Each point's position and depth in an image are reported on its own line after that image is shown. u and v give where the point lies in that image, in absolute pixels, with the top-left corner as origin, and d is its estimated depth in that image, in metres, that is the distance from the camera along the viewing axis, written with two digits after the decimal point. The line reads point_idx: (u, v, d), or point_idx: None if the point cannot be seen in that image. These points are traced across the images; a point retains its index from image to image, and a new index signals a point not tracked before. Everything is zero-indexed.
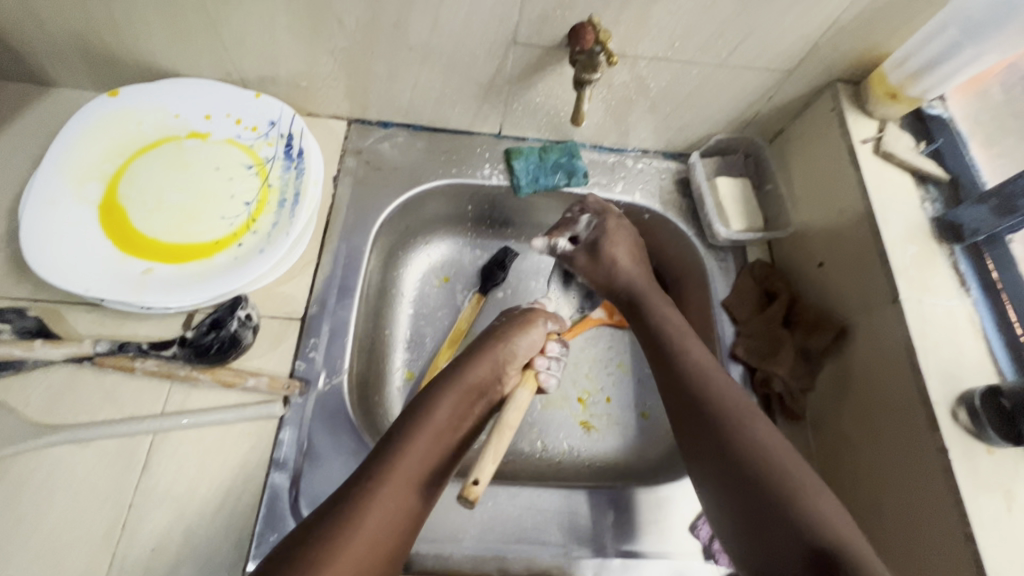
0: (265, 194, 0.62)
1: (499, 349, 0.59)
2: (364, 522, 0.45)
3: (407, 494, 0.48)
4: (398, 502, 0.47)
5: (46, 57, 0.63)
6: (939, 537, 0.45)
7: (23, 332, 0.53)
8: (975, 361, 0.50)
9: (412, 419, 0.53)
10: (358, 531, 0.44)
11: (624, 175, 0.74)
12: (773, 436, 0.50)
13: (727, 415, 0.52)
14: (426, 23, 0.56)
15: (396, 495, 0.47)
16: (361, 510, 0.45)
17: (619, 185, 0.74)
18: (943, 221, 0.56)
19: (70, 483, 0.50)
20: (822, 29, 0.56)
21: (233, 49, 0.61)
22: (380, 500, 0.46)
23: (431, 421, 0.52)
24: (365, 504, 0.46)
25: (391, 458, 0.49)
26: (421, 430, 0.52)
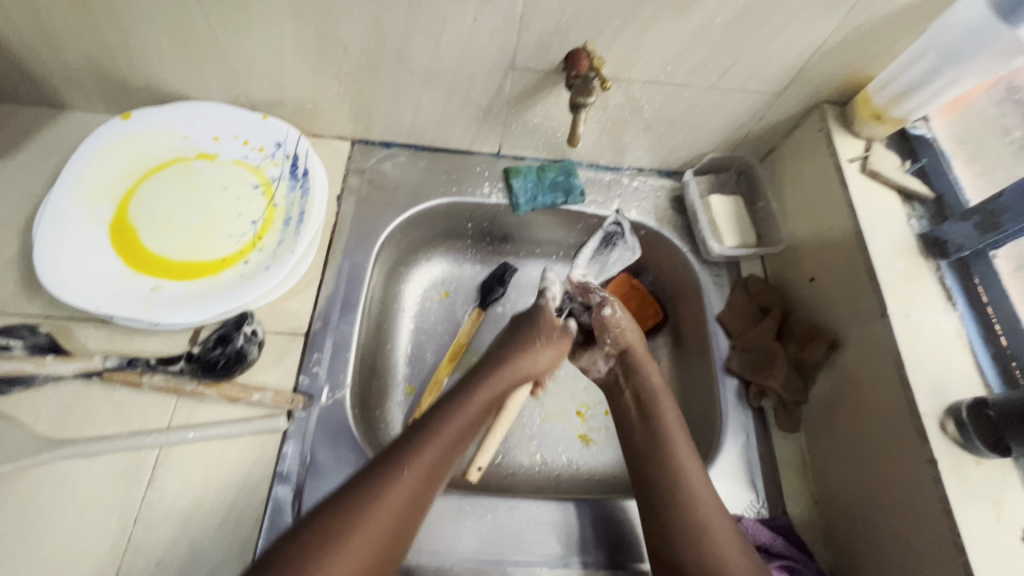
0: (271, 213, 0.64)
1: (527, 342, 0.61)
2: (391, 488, 0.46)
3: (436, 471, 0.49)
4: (424, 471, 0.48)
5: (62, 81, 0.65)
6: (931, 548, 0.46)
7: (35, 348, 0.54)
8: (962, 374, 0.51)
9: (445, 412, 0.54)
10: (371, 512, 0.44)
11: (619, 193, 0.76)
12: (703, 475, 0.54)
13: (671, 447, 0.55)
14: (428, 50, 0.59)
15: (426, 468, 0.48)
16: (389, 478, 0.46)
17: (615, 202, 0.76)
18: (929, 238, 0.58)
19: (78, 496, 0.51)
20: (808, 53, 0.58)
21: (242, 73, 0.63)
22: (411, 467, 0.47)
23: (462, 411, 0.54)
24: (393, 471, 0.47)
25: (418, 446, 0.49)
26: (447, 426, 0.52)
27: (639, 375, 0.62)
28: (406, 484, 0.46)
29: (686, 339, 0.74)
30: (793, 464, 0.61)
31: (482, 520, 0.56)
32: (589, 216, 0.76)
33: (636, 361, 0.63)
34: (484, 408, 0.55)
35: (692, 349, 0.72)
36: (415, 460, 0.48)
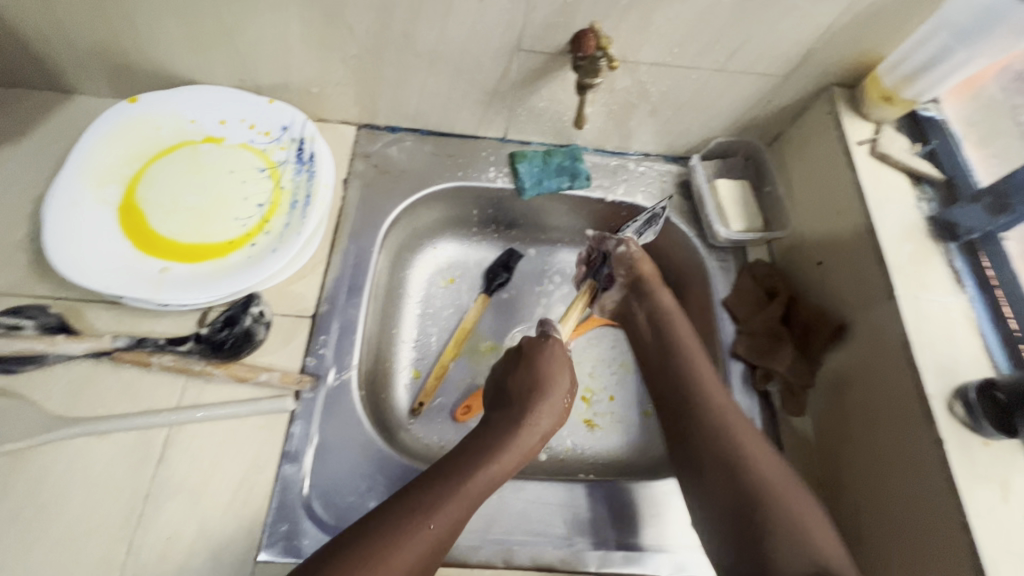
0: (277, 196, 0.64)
1: (548, 382, 0.60)
2: (412, 539, 0.46)
3: (453, 529, 0.48)
4: (444, 530, 0.47)
5: (68, 65, 0.65)
6: (936, 530, 0.46)
7: (45, 327, 0.55)
8: (971, 356, 0.51)
9: (469, 456, 0.53)
10: (412, 535, 0.46)
11: (625, 178, 0.76)
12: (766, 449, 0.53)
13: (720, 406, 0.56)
14: (434, 32, 0.59)
15: (443, 527, 0.48)
16: (411, 536, 0.46)
17: (620, 188, 0.75)
18: (938, 221, 0.57)
19: (90, 473, 0.51)
20: (817, 34, 0.57)
21: (247, 56, 0.63)
22: (429, 527, 0.47)
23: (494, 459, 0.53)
24: (410, 528, 0.46)
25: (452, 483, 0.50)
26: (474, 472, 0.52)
27: (648, 300, 0.66)
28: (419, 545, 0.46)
29: (692, 324, 0.74)
30: (799, 448, 0.61)
31: (487, 500, 0.56)
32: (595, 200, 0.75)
33: (648, 287, 0.67)
34: (505, 466, 0.54)
35: (699, 334, 0.72)
36: (428, 520, 0.47)
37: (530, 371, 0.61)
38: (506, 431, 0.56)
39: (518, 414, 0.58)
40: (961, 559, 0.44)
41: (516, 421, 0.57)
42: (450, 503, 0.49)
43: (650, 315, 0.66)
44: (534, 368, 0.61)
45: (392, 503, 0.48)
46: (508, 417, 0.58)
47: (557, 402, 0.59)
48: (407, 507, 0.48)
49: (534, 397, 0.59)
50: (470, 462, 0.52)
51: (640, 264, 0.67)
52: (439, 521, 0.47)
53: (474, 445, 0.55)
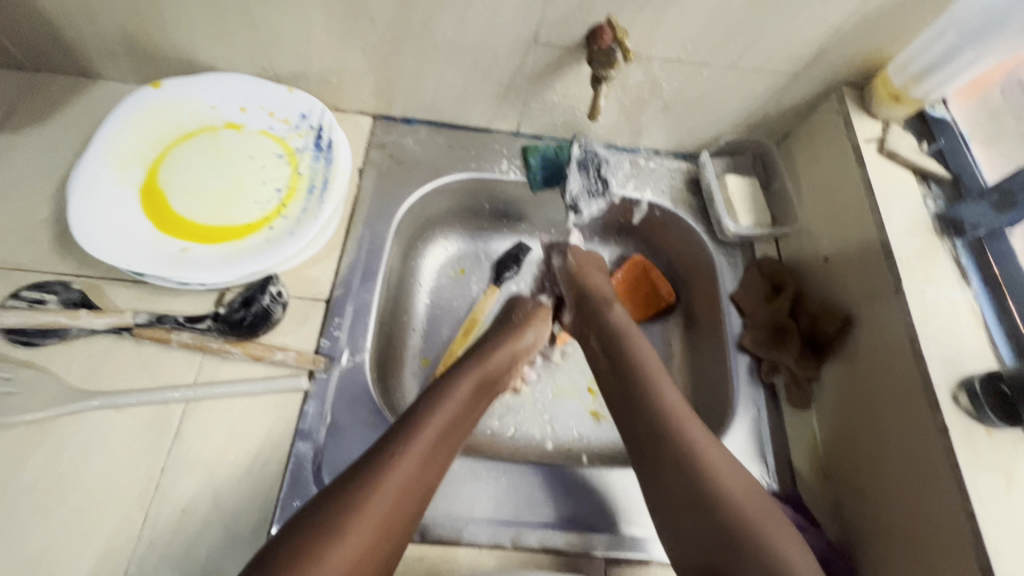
0: (295, 181, 0.66)
1: (515, 344, 0.66)
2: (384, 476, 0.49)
3: (421, 472, 0.51)
4: (414, 463, 0.51)
5: (96, 51, 0.67)
6: (934, 508, 0.47)
7: (68, 303, 0.56)
8: (975, 348, 0.51)
9: (438, 388, 0.59)
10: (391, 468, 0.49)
11: (613, 173, 0.76)
12: (733, 472, 0.51)
13: (681, 417, 0.55)
14: (453, 24, 0.60)
15: (414, 467, 0.51)
16: (385, 470, 0.49)
17: (612, 181, 0.75)
18: (944, 217, 0.58)
19: (109, 445, 0.52)
20: (829, 32, 0.59)
21: (270, 44, 0.65)
22: (396, 472, 0.49)
23: (457, 393, 0.58)
24: (379, 473, 0.49)
25: (421, 417, 0.54)
26: (441, 406, 0.56)
27: (600, 317, 0.67)
28: (388, 489, 0.48)
29: (699, 319, 0.75)
30: (804, 440, 0.62)
31: (496, 482, 0.57)
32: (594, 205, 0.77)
33: (597, 304, 0.68)
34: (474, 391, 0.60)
35: (705, 329, 0.73)
36: (396, 465, 0.50)
37: (504, 332, 0.67)
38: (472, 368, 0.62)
39: (483, 362, 0.63)
40: (963, 544, 0.44)
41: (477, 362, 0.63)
42: (414, 445, 0.52)
43: (602, 332, 0.65)
44: (502, 333, 0.67)
45: (352, 466, 0.50)
46: (469, 364, 0.62)
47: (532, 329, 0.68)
48: (371, 462, 0.50)
49: (485, 356, 0.63)
50: (432, 408, 0.56)
51: (584, 276, 0.70)
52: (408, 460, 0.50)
53: (436, 387, 0.59)
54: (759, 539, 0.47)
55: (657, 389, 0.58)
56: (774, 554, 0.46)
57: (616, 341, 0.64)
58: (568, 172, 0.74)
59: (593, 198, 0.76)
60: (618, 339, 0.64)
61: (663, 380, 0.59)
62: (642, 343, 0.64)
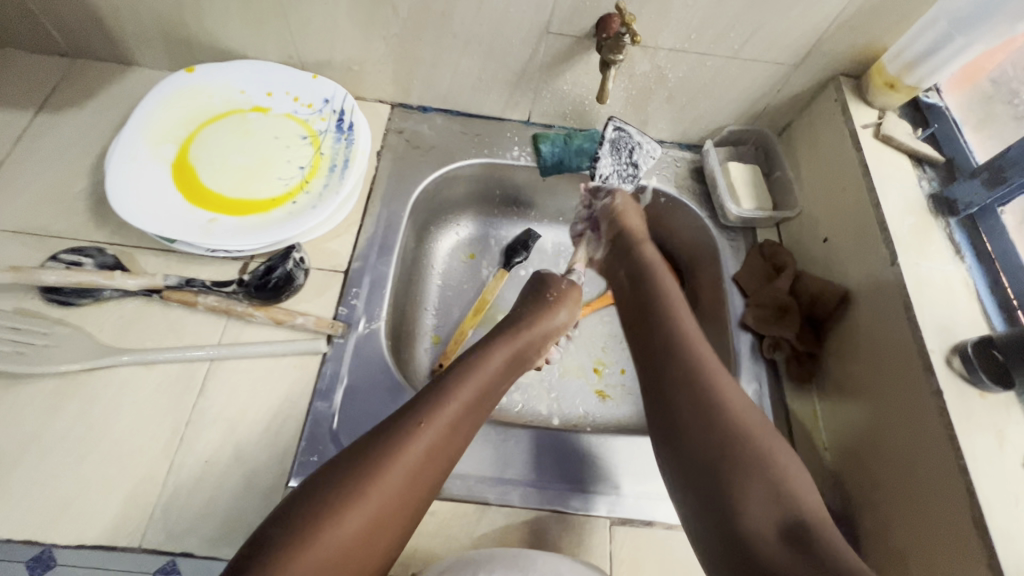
0: (317, 160, 0.69)
1: (547, 322, 0.65)
2: (408, 445, 0.48)
3: (445, 442, 0.51)
4: (440, 433, 0.50)
5: (133, 38, 0.71)
6: (938, 482, 0.48)
7: (102, 266, 0.59)
8: (968, 317, 0.53)
9: (466, 362, 0.57)
10: (416, 435, 0.49)
11: (644, 155, 0.77)
12: (752, 406, 0.53)
13: (712, 384, 0.54)
14: (471, 13, 0.64)
15: (435, 440, 0.50)
16: (410, 439, 0.49)
17: (643, 165, 0.77)
18: (939, 197, 0.61)
19: (136, 399, 0.55)
20: (826, 23, 0.62)
21: (297, 33, 0.69)
22: (418, 443, 0.49)
23: (484, 368, 0.57)
24: (401, 443, 0.48)
25: (447, 388, 0.53)
26: (467, 380, 0.55)
27: (634, 252, 0.70)
28: (408, 460, 0.48)
29: (702, 302, 0.77)
30: (805, 414, 0.63)
31: (505, 444, 0.59)
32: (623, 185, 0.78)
33: (632, 240, 0.71)
34: (505, 366, 0.59)
35: (709, 310, 0.75)
36: (421, 433, 0.49)
37: (534, 305, 0.67)
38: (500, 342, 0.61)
39: (512, 336, 0.62)
40: (956, 496, 0.46)
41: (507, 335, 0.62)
42: (439, 416, 0.51)
43: (632, 267, 0.69)
44: (535, 310, 0.66)
45: (376, 430, 0.50)
46: (499, 336, 0.62)
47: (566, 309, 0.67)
48: (394, 432, 0.49)
49: (515, 331, 0.63)
50: (459, 377, 0.55)
51: (624, 220, 0.73)
52: (431, 432, 0.50)
53: (467, 359, 0.58)
54: (771, 473, 0.48)
55: (680, 326, 0.59)
56: (777, 477, 0.48)
57: (645, 303, 0.64)
58: (601, 153, 0.76)
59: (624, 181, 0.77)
60: (645, 277, 0.67)
61: (700, 339, 0.58)
62: (671, 288, 0.65)
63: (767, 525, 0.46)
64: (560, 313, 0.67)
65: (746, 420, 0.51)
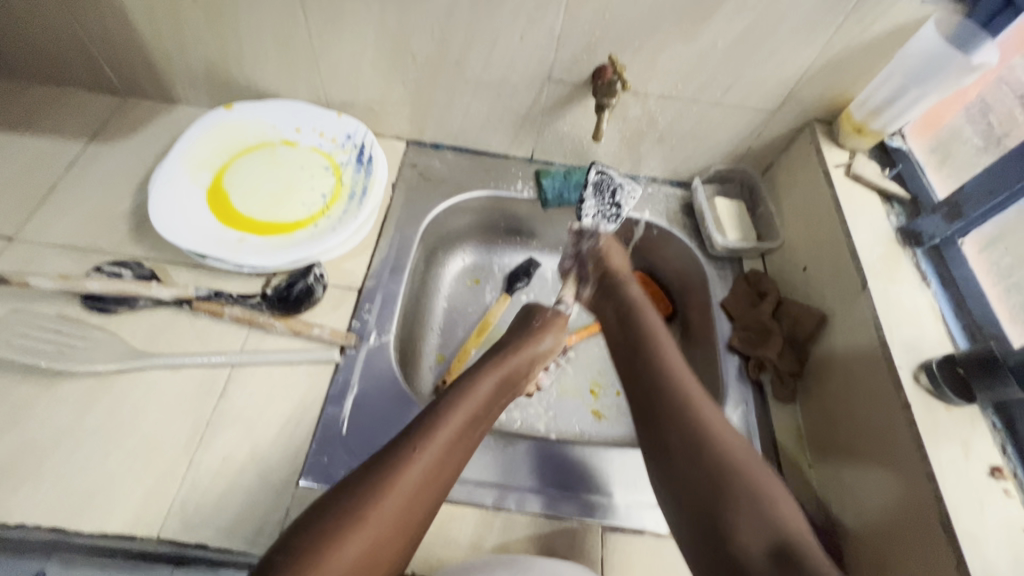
0: (338, 189, 0.76)
1: (532, 349, 0.67)
2: (406, 469, 0.50)
3: (439, 467, 0.52)
4: (437, 457, 0.52)
5: (180, 79, 0.80)
6: (914, 498, 0.50)
7: (140, 278, 0.65)
8: (935, 338, 0.58)
9: (458, 389, 0.59)
10: (412, 461, 0.50)
11: (628, 195, 0.81)
12: (734, 433, 0.54)
13: (693, 402, 0.55)
14: (481, 62, 0.72)
15: (429, 466, 0.51)
16: (408, 462, 0.50)
17: (625, 206, 0.80)
18: (906, 230, 0.66)
19: (163, 400, 0.59)
20: (797, 75, 0.70)
21: (327, 77, 0.77)
22: (412, 470, 0.50)
23: (474, 395, 0.58)
24: (396, 470, 0.50)
25: (444, 413, 0.55)
26: (460, 406, 0.57)
27: (619, 291, 0.72)
28: (404, 487, 0.49)
29: (693, 327, 0.82)
30: (789, 432, 0.67)
31: (503, 451, 0.62)
32: (609, 226, 0.81)
33: (615, 277, 0.73)
34: (496, 389, 0.61)
35: (700, 336, 0.80)
36: (414, 459, 0.51)
37: (522, 333, 0.69)
38: (487, 369, 0.62)
39: (499, 364, 0.64)
40: (926, 505, 0.49)
41: (494, 362, 0.64)
42: (432, 440, 0.52)
43: (619, 304, 0.70)
44: (522, 336, 0.68)
45: (375, 457, 0.51)
46: (489, 362, 0.64)
47: (553, 337, 0.69)
48: (388, 459, 0.50)
49: (503, 358, 0.64)
50: (454, 402, 0.57)
51: (608, 258, 0.75)
52: (427, 456, 0.51)
53: (456, 386, 0.59)
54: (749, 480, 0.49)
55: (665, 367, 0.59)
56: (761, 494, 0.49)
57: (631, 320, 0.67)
58: (585, 196, 0.79)
59: (606, 221, 0.80)
60: (631, 312, 0.68)
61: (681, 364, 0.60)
62: (652, 316, 0.68)
63: (755, 547, 0.46)
64: (544, 343, 0.68)
65: (727, 433, 0.53)
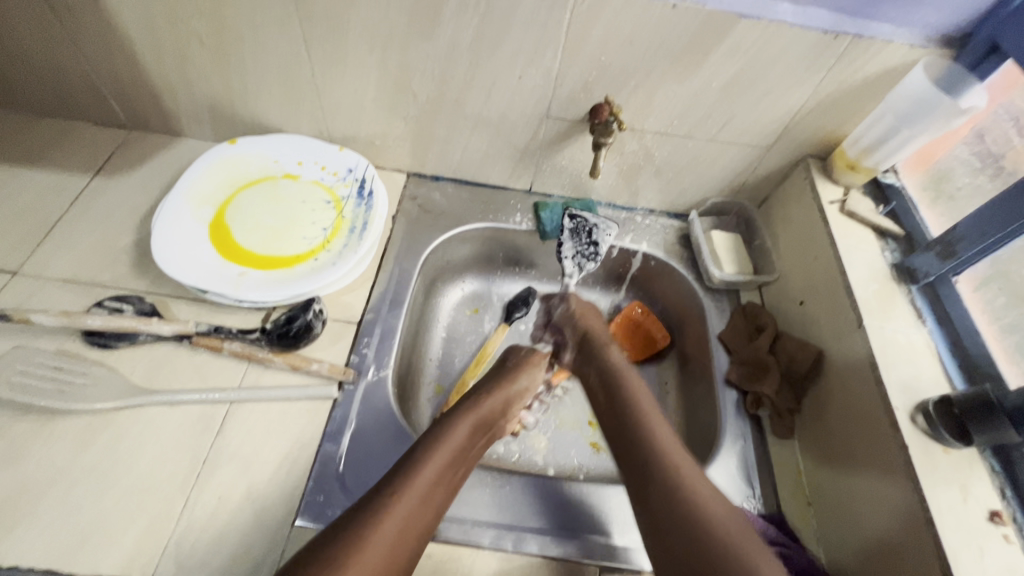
0: (339, 222, 0.77)
1: (509, 389, 0.69)
2: (388, 516, 0.50)
3: (419, 514, 0.52)
4: (416, 502, 0.52)
5: (186, 115, 0.82)
6: (912, 543, 0.50)
7: (141, 313, 0.66)
8: (931, 377, 0.58)
9: (435, 434, 0.59)
10: (394, 508, 0.51)
11: (603, 232, 0.81)
12: (715, 492, 0.54)
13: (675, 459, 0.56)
14: (481, 100, 0.74)
15: (408, 512, 0.51)
16: (389, 508, 0.50)
17: (602, 242, 0.81)
18: (901, 266, 0.67)
19: (160, 437, 0.59)
20: (790, 114, 0.71)
21: (329, 113, 0.79)
22: (394, 516, 0.50)
23: (450, 440, 0.59)
24: (376, 519, 0.49)
25: (423, 459, 0.56)
26: (438, 450, 0.57)
27: (600, 355, 0.71)
28: (386, 534, 0.49)
29: (691, 360, 0.82)
30: (788, 469, 0.66)
31: (500, 490, 0.62)
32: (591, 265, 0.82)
33: (593, 340, 0.73)
34: (473, 430, 0.62)
35: (698, 368, 0.80)
36: (396, 505, 0.51)
37: (499, 376, 0.70)
38: (462, 412, 0.63)
39: (475, 406, 0.64)
40: (926, 550, 0.48)
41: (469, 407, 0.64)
42: (411, 486, 0.53)
43: (600, 369, 0.70)
44: (498, 379, 0.69)
45: (358, 505, 0.51)
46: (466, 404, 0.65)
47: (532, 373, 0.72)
48: (367, 509, 0.50)
49: (479, 400, 0.65)
50: (431, 446, 0.57)
51: (584, 321, 0.76)
52: (405, 502, 0.51)
53: (435, 430, 0.60)
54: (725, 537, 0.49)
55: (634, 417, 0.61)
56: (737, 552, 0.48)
57: (611, 375, 0.68)
58: (562, 240, 0.82)
59: (586, 260, 0.82)
60: (612, 377, 0.68)
61: (654, 415, 0.62)
62: (632, 375, 0.68)
63: None
64: (522, 383, 0.70)
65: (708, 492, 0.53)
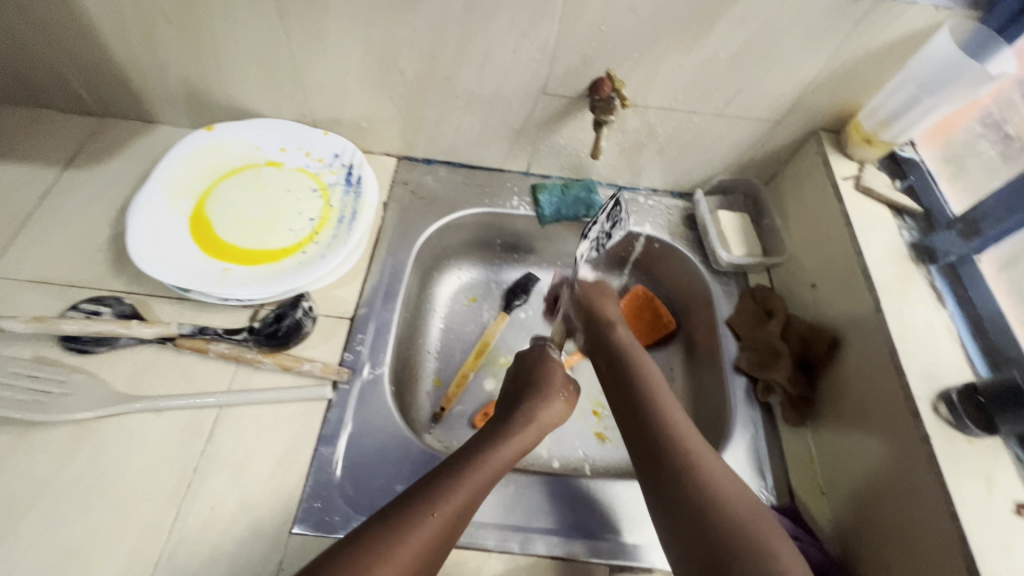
0: (326, 212, 0.73)
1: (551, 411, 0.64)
2: (418, 527, 0.47)
3: (452, 529, 0.49)
4: (451, 515, 0.49)
5: (159, 100, 0.77)
6: (933, 537, 0.48)
7: (120, 315, 0.62)
8: (953, 362, 0.55)
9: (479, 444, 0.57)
10: (425, 521, 0.48)
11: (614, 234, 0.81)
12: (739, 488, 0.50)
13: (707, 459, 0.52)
14: (473, 77, 0.69)
15: (443, 526, 0.48)
16: (418, 520, 0.48)
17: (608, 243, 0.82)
18: (920, 246, 0.64)
19: (147, 446, 0.57)
20: (803, 84, 0.66)
21: (311, 94, 0.74)
22: (425, 528, 0.47)
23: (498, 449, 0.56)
24: (409, 531, 0.47)
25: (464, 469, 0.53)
26: (482, 461, 0.54)
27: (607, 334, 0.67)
28: (414, 547, 0.46)
29: (698, 345, 0.79)
30: (800, 456, 0.64)
31: (505, 490, 0.60)
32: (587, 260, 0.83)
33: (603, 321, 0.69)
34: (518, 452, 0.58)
35: (704, 354, 0.77)
36: (426, 520, 0.48)
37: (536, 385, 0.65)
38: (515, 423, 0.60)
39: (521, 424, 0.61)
40: (950, 547, 0.46)
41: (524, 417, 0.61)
42: (455, 496, 0.50)
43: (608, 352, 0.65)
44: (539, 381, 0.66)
45: (393, 506, 0.49)
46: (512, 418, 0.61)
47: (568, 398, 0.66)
48: (399, 513, 0.48)
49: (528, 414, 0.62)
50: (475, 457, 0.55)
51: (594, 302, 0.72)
52: (441, 516, 0.48)
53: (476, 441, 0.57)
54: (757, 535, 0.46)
55: (664, 419, 0.56)
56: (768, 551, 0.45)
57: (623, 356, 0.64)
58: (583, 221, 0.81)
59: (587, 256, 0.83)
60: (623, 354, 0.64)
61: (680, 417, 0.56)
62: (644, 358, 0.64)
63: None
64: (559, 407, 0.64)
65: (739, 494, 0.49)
